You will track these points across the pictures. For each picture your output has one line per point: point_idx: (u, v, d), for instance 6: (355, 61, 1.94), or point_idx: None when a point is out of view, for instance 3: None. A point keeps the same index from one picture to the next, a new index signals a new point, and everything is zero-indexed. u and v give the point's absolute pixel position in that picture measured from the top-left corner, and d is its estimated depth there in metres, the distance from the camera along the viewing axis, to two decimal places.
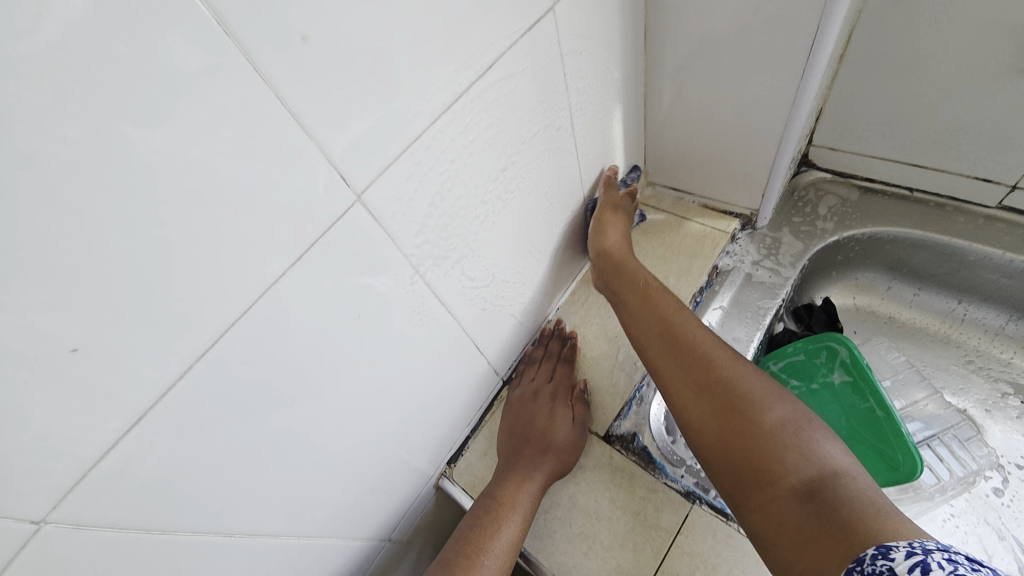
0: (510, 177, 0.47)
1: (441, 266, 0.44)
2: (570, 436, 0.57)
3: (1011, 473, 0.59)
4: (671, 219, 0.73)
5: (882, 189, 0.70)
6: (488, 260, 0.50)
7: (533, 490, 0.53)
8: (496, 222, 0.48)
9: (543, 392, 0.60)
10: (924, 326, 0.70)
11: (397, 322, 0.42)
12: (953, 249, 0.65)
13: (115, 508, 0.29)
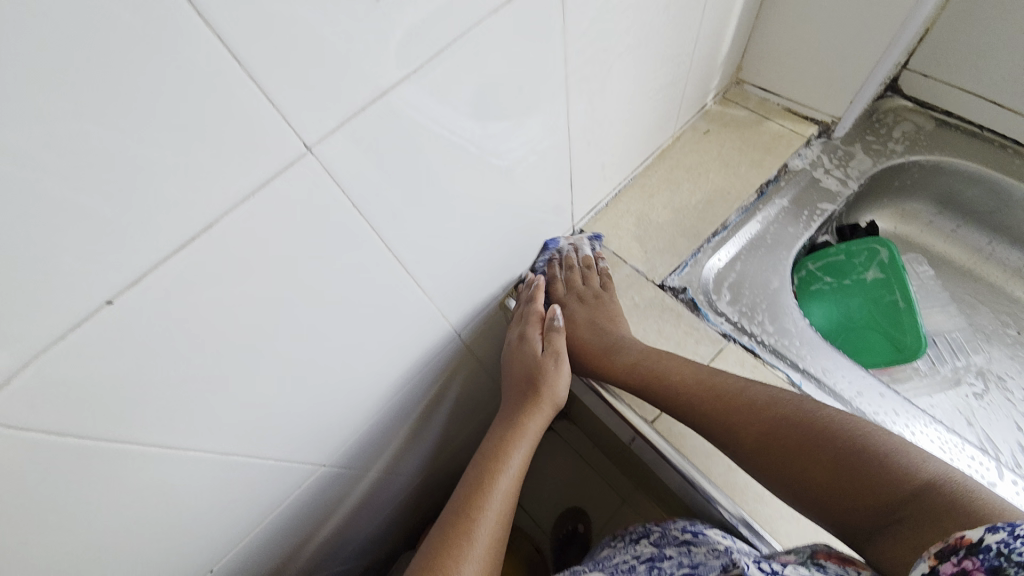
0: (645, 13, 0.51)
1: (578, 81, 0.50)
2: (566, 385, 0.60)
3: (991, 383, 0.68)
4: (752, 117, 0.77)
5: (957, 124, 0.74)
6: (604, 91, 0.55)
7: (528, 443, 0.58)
8: (619, 54, 0.53)
9: (532, 339, 0.61)
10: (952, 258, 0.77)
11: (531, 115, 0.48)
12: (1004, 188, 0.70)
13: (347, 169, 0.36)
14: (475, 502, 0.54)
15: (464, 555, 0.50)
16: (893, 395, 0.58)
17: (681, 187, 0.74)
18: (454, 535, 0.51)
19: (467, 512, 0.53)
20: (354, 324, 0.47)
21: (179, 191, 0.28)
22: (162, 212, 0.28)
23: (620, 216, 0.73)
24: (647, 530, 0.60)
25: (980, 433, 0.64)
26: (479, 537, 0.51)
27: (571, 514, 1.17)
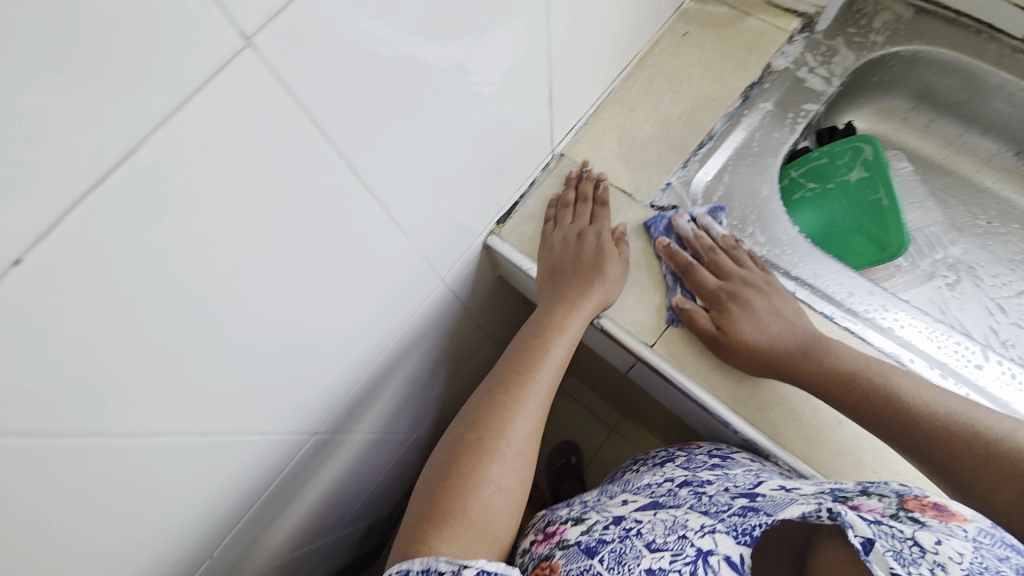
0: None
1: None
2: (617, 273, 0.59)
3: (963, 273, 0.71)
4: (732, 14, 0.71)
5: (935, 11, 0.71)
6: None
7: (581, 319, 0.57)
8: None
9: (587, 233, 0.61)
10: (925, 153, 0.77)
11: (508, 8, 0.41)
12: (981, 74, 0.68)
13: (300, 75, 0.29)
14: (522, 377, 0.55)
15: (511, 426, 0.51)
16: (879, 292, 0.58)
17: (664, 98, 0.68)
18: (500, 409, 0.53)
19: (513, 388, 0.54)
20: (326, 274, 0.41)
21: (85, 93, 0.21)
22: (39, 150, 0.21)
23: (601, 136, 0.67)
24: (671, 453, 0.61)
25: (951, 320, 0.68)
26: (524, 410, 0.53)
27: (563, 448, 1.22)
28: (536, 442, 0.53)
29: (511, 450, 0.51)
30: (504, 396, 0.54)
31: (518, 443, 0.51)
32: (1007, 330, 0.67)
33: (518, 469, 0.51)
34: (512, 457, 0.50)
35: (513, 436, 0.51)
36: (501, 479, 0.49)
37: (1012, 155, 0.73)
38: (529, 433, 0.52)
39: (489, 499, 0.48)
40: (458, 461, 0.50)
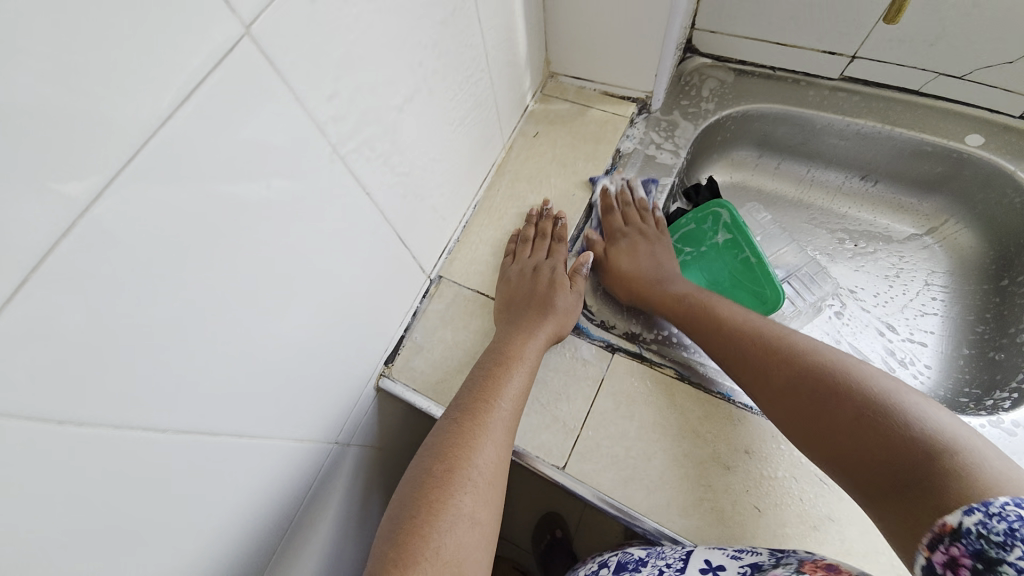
0: (420, 47, 0.44)
1: (360, 150, 0.42)
2: (569, 302, 0.61)
3: (846, 298, 0.74)
4: (574, 109, 0.75)
5: (753, 70, 0.77)
6: (407, 140, 0.48)
7: (538, 345, 0.56)
8: (407, 98, 0.45)
9: (542, 267, 0.63)
10: (782, 191, 0.82)
11: (324, 199, 0.40)
12: (806, 119, 0.74)
13: (16, 390, 0.24)
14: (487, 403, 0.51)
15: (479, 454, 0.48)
16: None
17: (527, 200, 0.70)
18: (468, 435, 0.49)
19: (478, 415, 0.51)
20: (150, 531, 0.35)
21: None
22: None
23: (475, 249, 0.67)
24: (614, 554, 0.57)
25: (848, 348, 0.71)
26: (492, 436, 0.50)
27: (546, 520, 1.03)
28: (505, 469, 0.51)
29: (482, 478, 0.48)
30: (470, 423, 0.50)
31: (487, 470, 0.49)
32: (899, 347, 0.70)
33: (489, 500, 0.48)
34: (481, 487, 0.48)
35: (483, 464, 0.48)
36: (472, 512, 0.46)
37: (857, 181, 0.78)
38: (498, 458, 0.50)
39: (458, 536, 0.44)
40: (424, 498, 0.46)
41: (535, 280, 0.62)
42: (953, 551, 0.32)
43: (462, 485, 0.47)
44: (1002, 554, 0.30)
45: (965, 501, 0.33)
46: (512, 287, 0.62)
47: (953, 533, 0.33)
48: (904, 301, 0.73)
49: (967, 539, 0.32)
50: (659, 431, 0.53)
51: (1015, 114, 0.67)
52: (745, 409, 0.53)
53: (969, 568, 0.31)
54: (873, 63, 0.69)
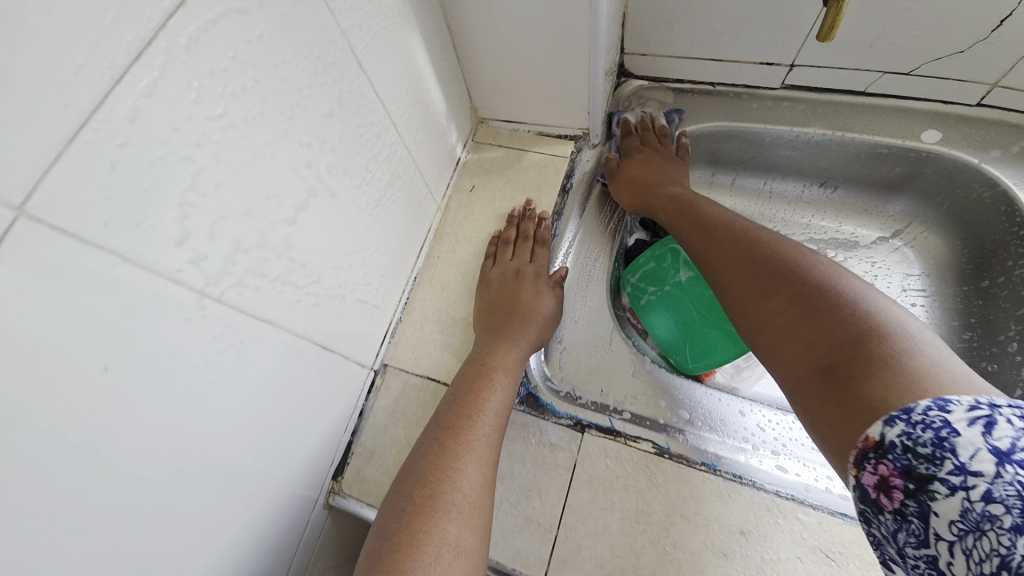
0: (304, 146, 0.38)
1: (240, 284, 0.35)
2: (552, 310, 0.60)
3: None
4: (510, 154, 0.70)
5: (692, 88, 0.73)
6: (307, 248, 0.42)
7: (518, 354, 0.54)
8: (297, 207, 0.39)
9: (524, 269, 0.61)
10: (741, 207, 0.77)
11: (199, 356, 0.33)
12: (754, 134, 0.70)
13: None
14: (469, 420, 0.48)
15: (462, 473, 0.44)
16: (751, 406, 0.54)
17: (471, 265, 0.64)
18: (449, 456, 0.45)
19: (461, 431, 0.47)
20: None
21: None
22: None
23: (420, 328, 0.60)
24: None
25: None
26: (475, 455, 0.46)
27: None
28: (489, 494, 0.46)
29: (467, 502, 0.43)
30: (452, 442, 0.46)
31: (472, 493, 0.44)
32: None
33: (476, 526, 0.43)
34: (467, 512, 0.43)
35: (466, 483, 0.44)
36: (456, 539, 0.41)
37: (816, 189, 0.74)
38: (483, 479, 0.45)
39: (447, 565, 0.39)
40: (405, 527, 0.41)
41: (518, 279, 0.60)
42: (882, 470, 0.33)
43: (446, 511, 0.42)
44: (932, 471, 0.31)
45: (886, 412, 0.34)
46: (497, 278, 0.60)
47: (877, 447, 0.33)
48: None
49: (895, 455, 0.32)
50: (644, 520, 0.48)
51: (968, 103, 0.63)
52: (734, 480, 0.48)
53: (903, 490, 0.32)
54: (813, 69, 0.65)
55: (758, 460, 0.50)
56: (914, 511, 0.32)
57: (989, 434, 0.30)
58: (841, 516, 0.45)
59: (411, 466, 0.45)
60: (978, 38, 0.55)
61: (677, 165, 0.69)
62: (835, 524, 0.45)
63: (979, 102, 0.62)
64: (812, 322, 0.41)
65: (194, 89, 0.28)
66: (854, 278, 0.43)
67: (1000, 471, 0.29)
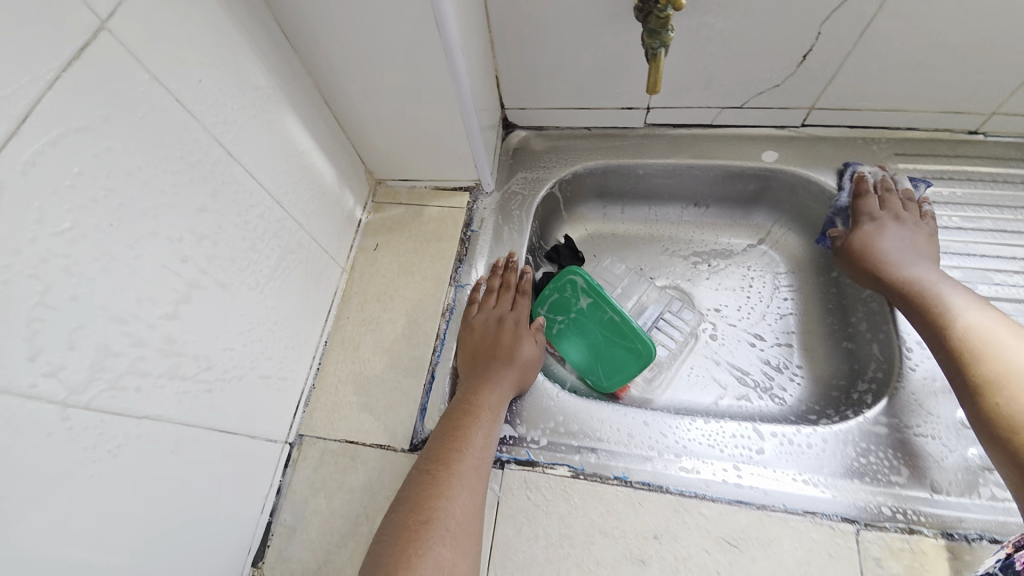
0: (175, 242, 0.41)
1: (106, 384, 0.35)
2: (534, 353, 0.63)
3: (713, 319, 0.77)
4: (409, 210, 0.73)
5: (571, 132, 0.81)
6: (192, 335, 0.43)
7: (501, 395, 0.57)
8: (176, 302, 0.41)
9: (505, 317, 0.64)
10: (633, 232, 0.85)
11: (70, 466, 0.34)
12: (629, 168, 0.78)
13: None
14: (458, 454, 0.50)
15: (449, 504, 0.46)
16: (654, 414, 0.58)
17: (381, 321, 0.65)
18: (442, 485, 0.47)
19: (450, 462, 0.49)
20: None
21: None
22: None
23: (335, 392, 0.61)
24: None
25: (729, 368, 0.73)
26: (465, 484, 0.48)
27: None
28: (477, 519, 0.48)
29: (458, 528, 0.45)
30: (443, 470, 0.48)
31: (462, 518, 0.46)
32: (771, 354, 0.73)
33: (466, 552, 0.45)
34: (459, 538, 0.45)
35: (456, 510, 0.46)
36: (449, 565, 0.43)
37: (693, 208, 0.83)
38: (471, 505, 0.47)
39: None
40: (398, 553, 0.43)
41: (496, 329, 0.63)
42: (1022, 544, 0.41)
43: (440, 537, 0.44)
44: None
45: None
46: (476, 332, 0.62)
47: None
48: (763, 307, 0.77)
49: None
50: (568, 543, 0.49)
51: (795, 124, 0.75)
52: (643, 488, 0.51)
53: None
54: (665, 110, 0.75)
55: (665, 464, 0.54)
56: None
57: None
58: (736, 502, 0.50)
59: (405, 495, 0.47)
60: (786, 73, 0.67)
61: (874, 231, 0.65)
62: (733, 512, 0.49)
63: (804, 122, 0.74)
64: (974, 356, 0.50)
65: (37, 210, 0.30)
66: (988, 316, 0.52)
67: None
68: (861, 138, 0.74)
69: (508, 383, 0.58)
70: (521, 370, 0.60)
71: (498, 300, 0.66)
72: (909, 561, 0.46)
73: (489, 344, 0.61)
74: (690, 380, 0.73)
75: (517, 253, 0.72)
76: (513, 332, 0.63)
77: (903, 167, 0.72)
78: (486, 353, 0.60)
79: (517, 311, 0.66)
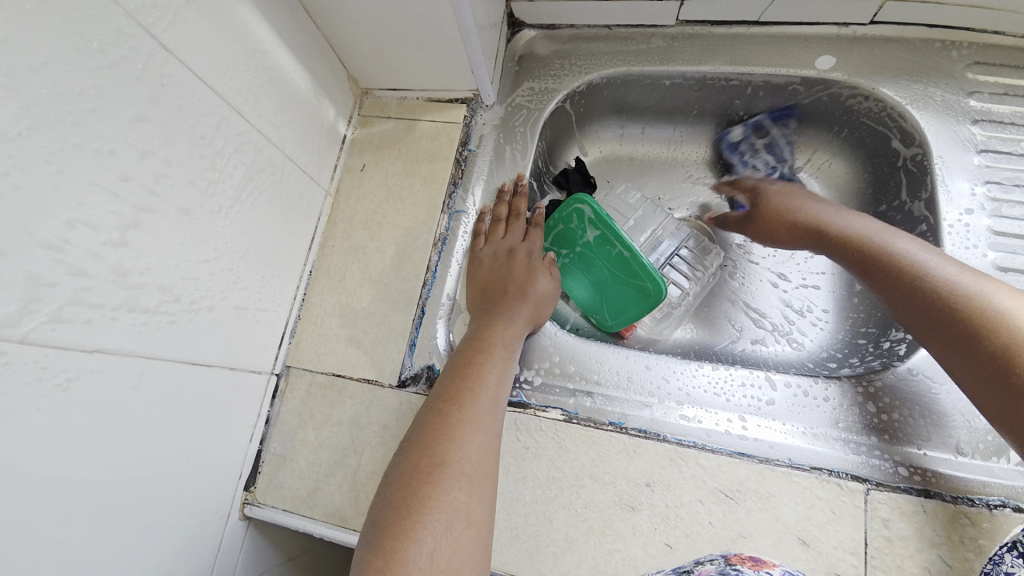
0: (105, 156, 0.34)
1: (43, 317, 0.32)
2: (547, 288, 0.59)
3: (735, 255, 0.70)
4: (399, 125, 0.65)
5: (587, 32, 0.69)
6: (145, 264, 0.39)
7: (513, 331, 0.53)
8: (123, 227, 0.36)
9: (517, 249, 0.60)
10: (654, 155, 0.75)
11: (16, 402, 0.31)
12: (653, 77, 0.67)
13: None
14: (470, 391, 0.47)
15: (463, 444, 0.43)
16: (658, 358, 0.54)
17: (368, 251, 0.60)
18: (453, 426, 0.44)
19: (462, 402, 0.46)
20: None
21: None
22: None
23: (321, 324, 0.58)
24: None
25: (746, 310, 0.67)
26: (478, 424, 0.45)
27: None
28: (493, 461, 0.44)
29: (474, 470, 0.42)
30: (456, 410, 0.45)
31: (477, 461, 0.42)
32: (795, 296, 0.67)
33: (483, 497, 0.42)
34: (475, 480, 0.42)
35: (471, 451, 0.43)
36: (467, 507, 0.40)
37: (725, 127, 0.72)
38: (486, 447, 0.44)
39: (456, 535, 0.38)
40: (409, 497, 0.39)
41: (508, 261, 0.59)
42: None
43: (457, 480, 0.41)
44: None
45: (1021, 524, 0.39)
46: (486, 266, 0.59)
47: None
48: None
49: None
50: (555, 486, 0.48)
51: (861, 22, 0.62)
52: (639, 435, 0.48)
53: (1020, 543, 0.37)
54: (703, 2, 0.62)
55: (665, 411, 0.50)
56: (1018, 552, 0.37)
57: None
58: (738, 454, 0.46)
59: (415, 436, 0.44)
60: None
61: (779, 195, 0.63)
62: (733, 465, 0.46)
63: (872, 19, 0.61)
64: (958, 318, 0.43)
65: None
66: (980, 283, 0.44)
67: None
68: (937, 41, 0.61)
69: (522, 316, 0.55)
70: (534, 302, 0.57)
71: (510, 232, 0.62)
72: (920, 525, 0.43)
73: (502, 276, 0.57)
74: (702, 319, 0.67)
75: (523, 175, 0.65)
76: (527, 264, 0.59)
77: (982, 79, 0.60)
78: (498, 287, 0.56)
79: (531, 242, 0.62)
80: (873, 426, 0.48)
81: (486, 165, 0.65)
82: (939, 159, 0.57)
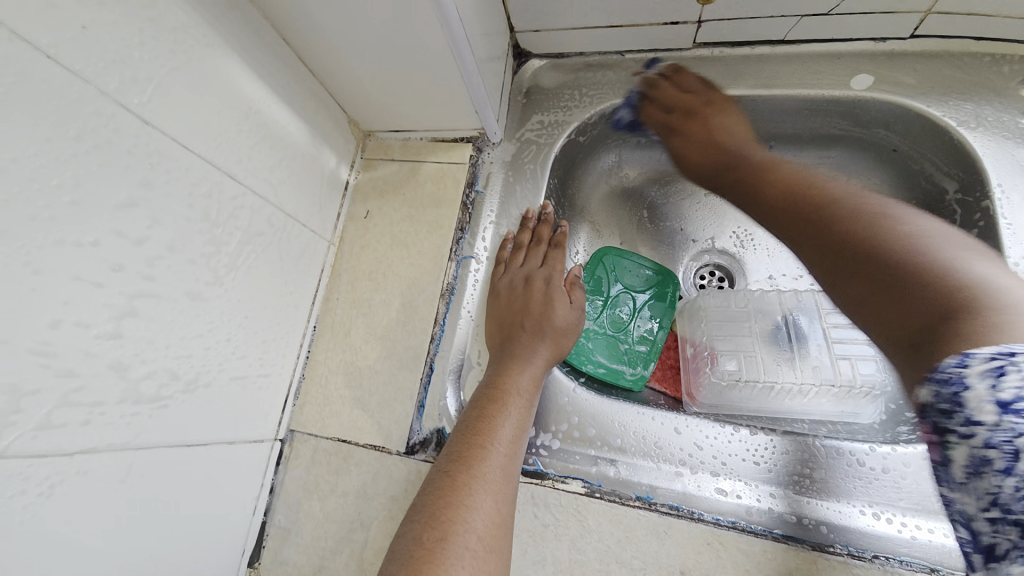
0: (89, 248, 0.31)
1: (24, 432, 0.29)
2: (569, 317, 0.55)
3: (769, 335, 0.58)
4: (403, 168, 0.62)
5: (598, 59, 0.65)
6: (141, 351, 0.36)
7: (532, 374, 0.50)
8: (117, 318, 0.34)
9: (534, 275, 0.57)
10: (674, 184, 0.71)
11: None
12: (671, 104, 0.63)
13: None
14: (481, 445, 0.43)
15: (472, 509, 0.39)
16: (687, 421, 0.50)
17: (373, 303, 0.57)
18: (460, 489, 0.40)
19: (472, 461, 0.42)
20: None
21: None
22: None
23: (325, 384, 0.55)
24: None
25: (833, 354, 0.55)
26: (490, 487, 0.41)
27: None
28: (504, 533, 0.40)
29: (481, 544, 0.37)
30: (464, 471, 0.41)
31: (486, 534, 0.38)
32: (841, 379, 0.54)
33: (491, 573, 0.37)
34: (483, 556, 0.37)
35: (479, 522, 0.38)
36: None
37: None
38: (496, 517, 0.40)
39: None
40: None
41: (527, 288, 0.55)
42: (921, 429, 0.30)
43: (463, 555, 0.36)
44: (947, 422, 0.27)
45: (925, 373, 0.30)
46: (502, 296, 0.56)
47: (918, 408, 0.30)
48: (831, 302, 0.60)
49: (925, 414, 0.29)
50: (579, 571, 0.43)
51: (901, 36, 0.56)
52: (671, 513, 0.44)
53: (936, 443, 0.28)
54: (724, 23, 0.57)
55: (698, 483, 0.46)
56: (939, 459, 0.29)
57: (996, 389, 0.26)
58: (785, 538, 0.41)
59: (422, 503, 0.40)
60: None
61: (722, 113, 0.59)
62: (780, 551, 0.41)
63: (913, 33, 0.55)
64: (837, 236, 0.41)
65: None
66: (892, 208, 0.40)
67: (1001, 421, 0.25)
68: (987, 55, 0.55)
69: (540, 352, 0.52)
70: (556, 332, 0.53)
71: (532, 258, 0.58)
72: None
73: (520, 309, 0.54)
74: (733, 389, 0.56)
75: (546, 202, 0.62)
76: (548, 291, 0.56)
77: None
78: (515, 320, 0.53)
79: (554, 266, 0.58)
80: (933, 505, 0.42)
81: (497, 206, 0.62)
82: (999, 188, 0.51)
